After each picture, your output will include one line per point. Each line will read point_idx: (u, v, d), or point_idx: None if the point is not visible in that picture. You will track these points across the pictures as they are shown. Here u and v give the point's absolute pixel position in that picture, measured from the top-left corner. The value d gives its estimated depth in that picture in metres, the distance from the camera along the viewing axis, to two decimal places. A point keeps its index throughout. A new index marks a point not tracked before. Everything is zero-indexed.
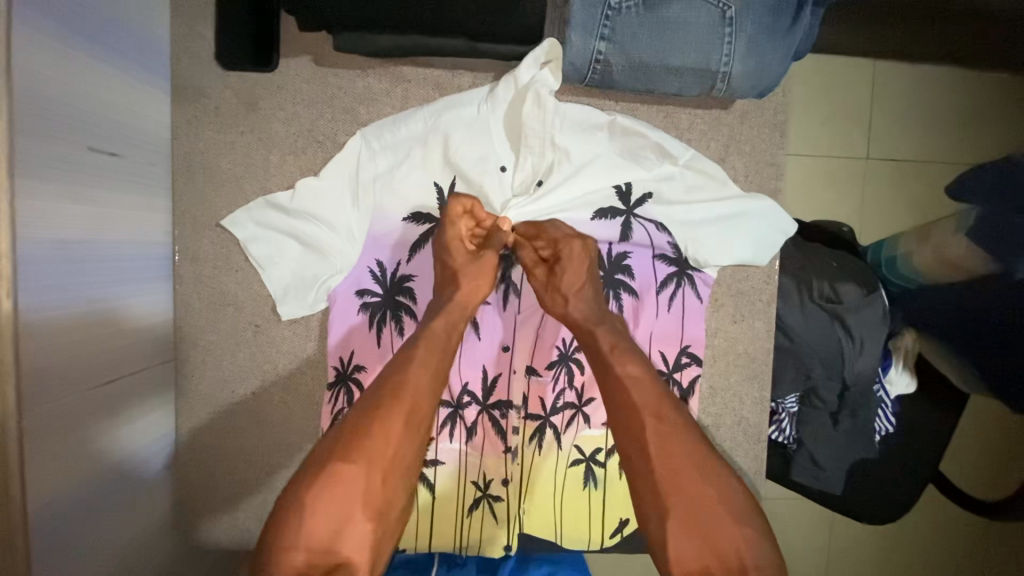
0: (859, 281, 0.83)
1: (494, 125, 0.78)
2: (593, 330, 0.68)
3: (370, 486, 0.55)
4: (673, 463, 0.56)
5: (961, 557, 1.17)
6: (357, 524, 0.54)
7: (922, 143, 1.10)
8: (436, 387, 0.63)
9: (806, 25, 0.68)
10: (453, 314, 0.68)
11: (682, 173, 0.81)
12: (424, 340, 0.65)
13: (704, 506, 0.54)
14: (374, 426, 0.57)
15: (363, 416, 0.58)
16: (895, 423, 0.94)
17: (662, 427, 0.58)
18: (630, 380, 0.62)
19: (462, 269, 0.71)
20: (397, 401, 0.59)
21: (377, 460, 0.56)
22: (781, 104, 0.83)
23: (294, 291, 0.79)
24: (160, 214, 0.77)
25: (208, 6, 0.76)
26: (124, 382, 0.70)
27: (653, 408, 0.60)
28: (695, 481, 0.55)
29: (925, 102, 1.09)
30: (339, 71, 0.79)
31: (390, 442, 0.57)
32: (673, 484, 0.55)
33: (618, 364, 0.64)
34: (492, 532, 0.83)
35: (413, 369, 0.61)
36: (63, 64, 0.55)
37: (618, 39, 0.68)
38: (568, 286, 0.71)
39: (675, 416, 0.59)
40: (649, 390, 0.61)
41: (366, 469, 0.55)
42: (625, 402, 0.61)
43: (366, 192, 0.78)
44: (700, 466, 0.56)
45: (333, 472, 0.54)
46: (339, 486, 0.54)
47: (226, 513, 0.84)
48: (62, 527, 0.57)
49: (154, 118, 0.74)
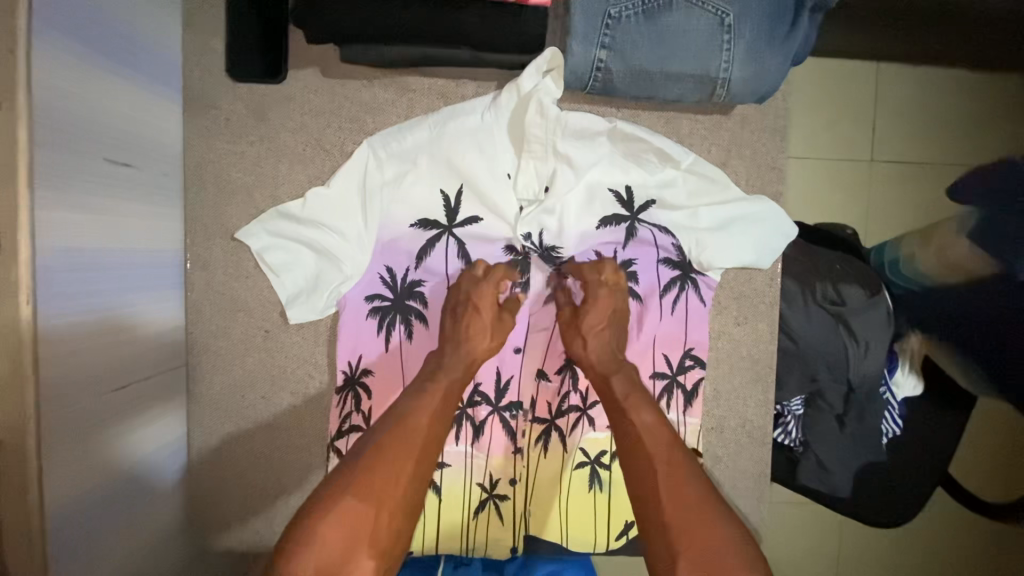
0: (862, 282, 0.84)
1: (498, 133, 0.79)
2: (609, 376, 0.72)
3: (377, 524, 0.57)
4: (685, 510, 0.58)
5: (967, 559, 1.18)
6: (360, 562, 0.55)
7: (922, 146, 1.11)
8: (442, 436, 0.67)
9: (803, 31, 0.69)
10: (465, 370, 0.72)
11: (684, 179, 0.81)
12: (441, 391, 0.69)
13: (718, 555, 0.54)
14: (386, 468, 0.60)
15: (372, 452, 0.61)
16: (902, 425, 0.94)
17: (673, 469, 0.61)
18: (646, 424, 0.66)
19: (483, 326, 0.75)
20: (406, 443, 0.62)
21: (386, 500, 0.59)
22: (782, 109, 0.82)
23: (305, 296, 0.80)
24: (173, 223, 0.79)
25: (219, 20, 0.78)
26: (138, 387, 0.72)
27: (664, 455, 0.62)
28: (701, 520, 0.57)
29: (924, 106, 1.10)
30: (346, 82, 0.80)
31: (400, 482, 0.60)
32: (682, 531, 0.57)
33: (631, 411, 0.67)
34: (499, 533, 0.83)
35: (427, 417, 0.66)
36: (80, 79, 0.58)
37: (618, 48, 0.69)
38: (590, 326, 0.76)
39: (687, 467, 0.61)
40: (661, 438, 0.64)
41: (376, 508, 0.58)
42: (637, 448, 0.64)
43: (374, 202, 0.79)
44: (711, 509, 0.58)
45: (345, 507, 0.57)
46: (347, 521, 0.56)
47: (236, 515, 0.85)
48: (74, 528, 0.58)
49: (167, 130, 0.76)
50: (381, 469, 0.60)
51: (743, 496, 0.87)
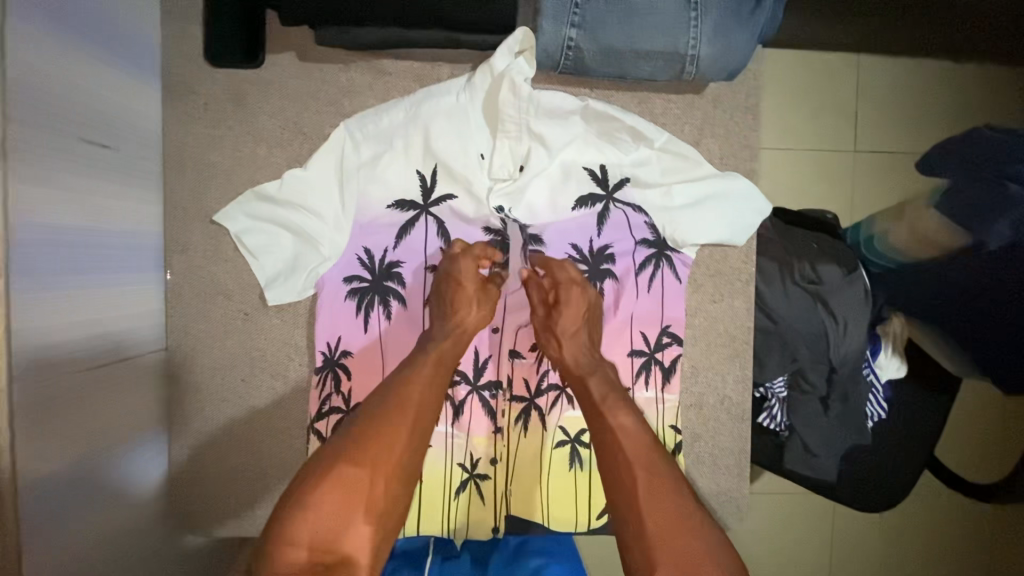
0: (838, 261, 0.86)
1: (474, 113, 0.81)
2: (586, 379, 0.73)
3: (373, 489, 0.61)
4: (664, 513, 0.60)
5: (947, 537, 1.21)
6: (358, 524, 0.59)
7: (890, 132, 1.15)
8: (437, 401, 0.69)
9: (768, 10, 0.71)
10: (460, 340, 0.74)
11: (657, 157, 0.83)
12: (433, 358, 0.71)
13: (695, 558, 0.58)
14: (381, 435, 0.63)
15: (369, 420, 0.64)
16: (886, 409, 0.94)
17: (651, 481, 0.63)
18: (621, 433, 0.67)
19: (472, 297, 0.76)
20: (401, 410, 0.65)
21: (380, 467, 0.62)
22: (753, 88, 0.84)
23: (283, 277, 0.81)
24: (151, 206, 0.79)
25: (197, 7, 0.79)
26: (115, 367, 0.72)
27: (643, 460, 0.64)
28: (683, 536, 0.59)
29: (891, 92, 1.15)
30: (323, 66, 0.81)
31: (394, 449, 0.63)
32: (659, 535, 0.59)
33: (610, 414, 0.68)
34: (480, 513, 0.84)
35: (420, 386, 0.68)
36: (58, 55, 0.58)
37: (588, 26, 0.71)
38: (563, 329, 0.76)
39: (664, 471, 0.64)
40: (640, 441, 0.66)
41: (370, 472, 0.61)
42: (617, 453, 0.65)
43: (351, 182, 0.81)
44: (689, 521, 0.60)
45: (341, 475, 0.60)
46: (344, 486, 0.60)
47: (217, 499, 0.84)
48: (50, 504, 0.58)
49: (145, 114, 0.77)
50: (376, 437, 0.63)
51: (723, 474, 0.87)
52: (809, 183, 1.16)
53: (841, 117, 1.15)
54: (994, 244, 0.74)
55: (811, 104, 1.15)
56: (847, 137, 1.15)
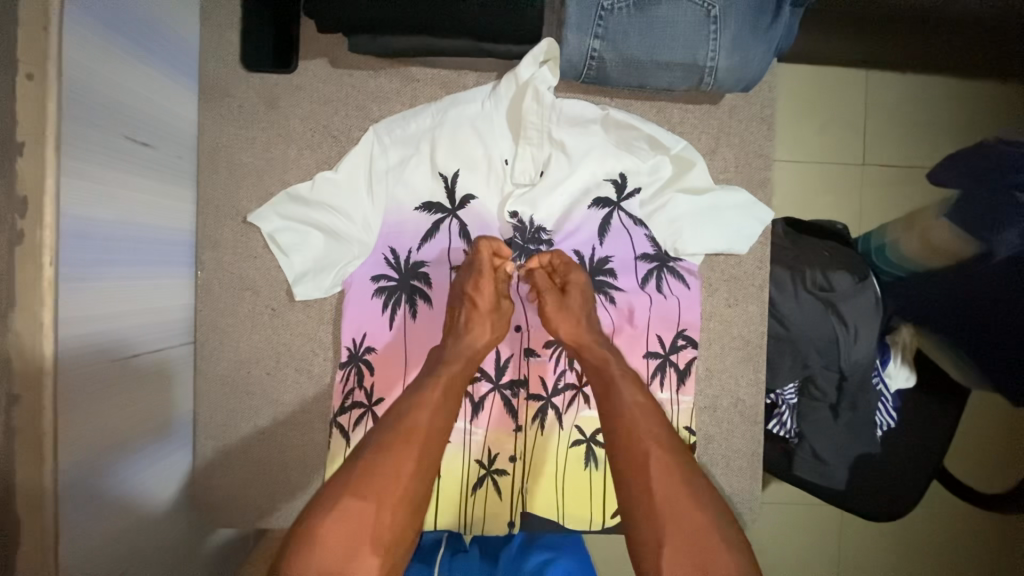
0: (849, 269, 0.87)
1: (498, 119, 0.84)
2: (598, 358, 0.74)
3: (379, 521, 0.60)
4: (671, 490, 0.61)
5: (957, 549, 1.22)
6: (364, 555, 0.59)
7: (899, 143, 1.18)
8: (445, 428, 0.68)
9: (785, 22, 0.74)
10: (470, 362, 0.75)
11: (674, 165, 0.85)
12: (442, 384, 0.71)
13: (701, 532, 0.59)
14: (386, 465, 0.62)
15: (375, 449, 0.63)
16: (896, 417, 0.95)
17: (663, 456, 0.64)
18: (638, 409, 0.68)
19: (484, 312, 0.78)
20: (409, 437, 0.65)
21: (386, 499, 0.61)
22: (768, 99, 0.86)
23: (312, 274, 0.83)
24: (186, 205, 0.82)
25: (234, 14, 0.82)
26: (149, 358, 0.75)
27: (655, 435, 0.66)
28: (691, 511, 0.60)
29: (898, 105, 1.18)
30: (353, 72, 0.84)
31: (400, 479, 0.62)
32: (668, 509, 0.61)
33: (622, 390, 0.70)
34: (496, 508, 0.85)
35: (426, 413, 0.67)
36: (106, 61, 0.62)
37: (610, 38, 0.74)
38: (576, 312, 0.77)
39: (674, 451, 0.65)
40: (651, 420, 0.67)
41: (375, 504, 0.60)
42: (628, 429, 0.66)
43: (380, 184, 0.84)
44: (694, 494, 0.61)
45: (345, 508, 0.59)
46: (348, 519, 0.59)
47: (238, 491, 0.86)
48: (85, 486, 0.61)
49: (182, 115, 0.80)
50: (381, 466, 0.62)
51: (735, 475, 0.88)
52: (819, 196, 1.18)
53: (852, 130, 1.18)
54: (1003, 254, 0.76)
55: (821, 118, 1.18)
56: (857, 150, 1.18)
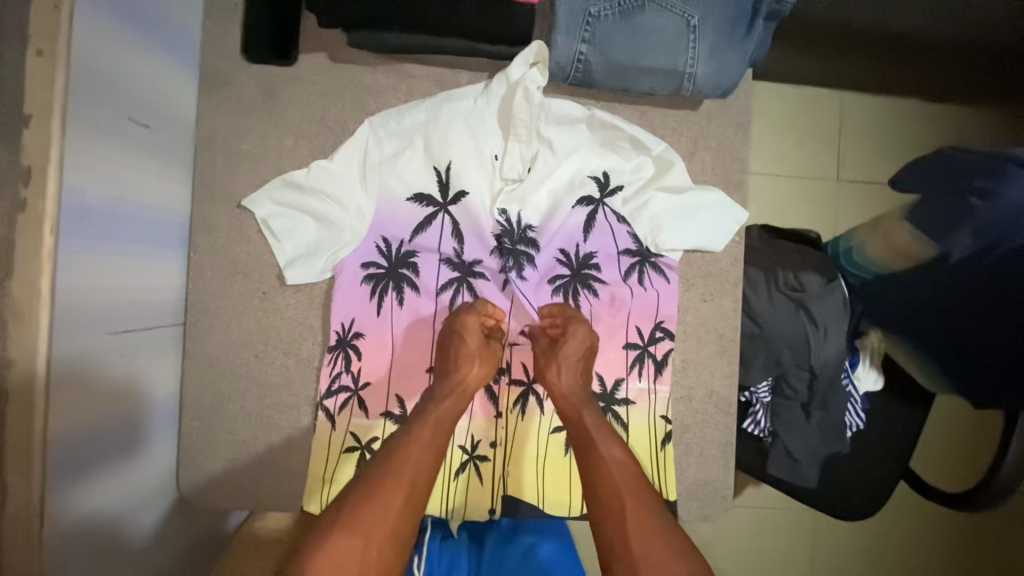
0: (819, 270, 0.93)
1: (489, 116, 0.88)
2: (578, 411, 0.80)
3: (366, 556, 0.65)
4: (645, 537, 0.68)
5: (923, 547, 1.26)
6: None
7: (867, 158, 1.25)
8: (434, 462, 0.74)
9: (759, 34, 0.79)
10: (458, 397, 0.80)
11: (655, 164, 0.90)
12: (433, 422, 0.77)
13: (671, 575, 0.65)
14: (376, 503, 0.68)
15: (365, 487, 0.70)
16: (865, 419, 0.99)
17: (637, 507, 0.71)
18: (616, 464, 0.75)
19: (475, 351, 0.82)
20: (399, 473, 0.71)
21: (373, 534, 0.66)
22: (744, 106, 0.91)
23: (303, 259, 0.86)
24: (181, 187, 0.84)
25: (236, 7, 0.85)
26: (139, 335, 0.76)
27: (631, 486, 0.73)
28: (661, 553, 0.67)
29: (866, 123, 1.24)
30: (351, 67, 0.88)
31: (387, 516, 0.68)
32: (642, 557, 0.67)
33: (602, 445, 0.77)
34: (478, 493, 0.87)
35: (414, 451, 0.73)
36: (113, 45, 0.65)
37: (597, 42, 0.78)
38: (563, 362, 0.82)
39: (647, 496, 0.72)
40: (627, 472, 0.74)
41: (363, 539, 0.66)
42: (607, 482, 0.73)
43: (373, 175, 0.87)
44: (668, 540, 0.68)
45: (334, 543, 0.65)
46: (338, 554, 0.64)
47: (221, 472, 0.87)
48: (74, 458, 0.62)
49: (182, 102, 0.82)
50: (370, 502, 0.68)
51: (710, 464, 0.91)
52: (793, 205, 1.24)
53: (824, 143, 1.24)
54: (957, 255, 0.82)
55: (795, 132, 1.24)
56: (829, 163, 1.24)
